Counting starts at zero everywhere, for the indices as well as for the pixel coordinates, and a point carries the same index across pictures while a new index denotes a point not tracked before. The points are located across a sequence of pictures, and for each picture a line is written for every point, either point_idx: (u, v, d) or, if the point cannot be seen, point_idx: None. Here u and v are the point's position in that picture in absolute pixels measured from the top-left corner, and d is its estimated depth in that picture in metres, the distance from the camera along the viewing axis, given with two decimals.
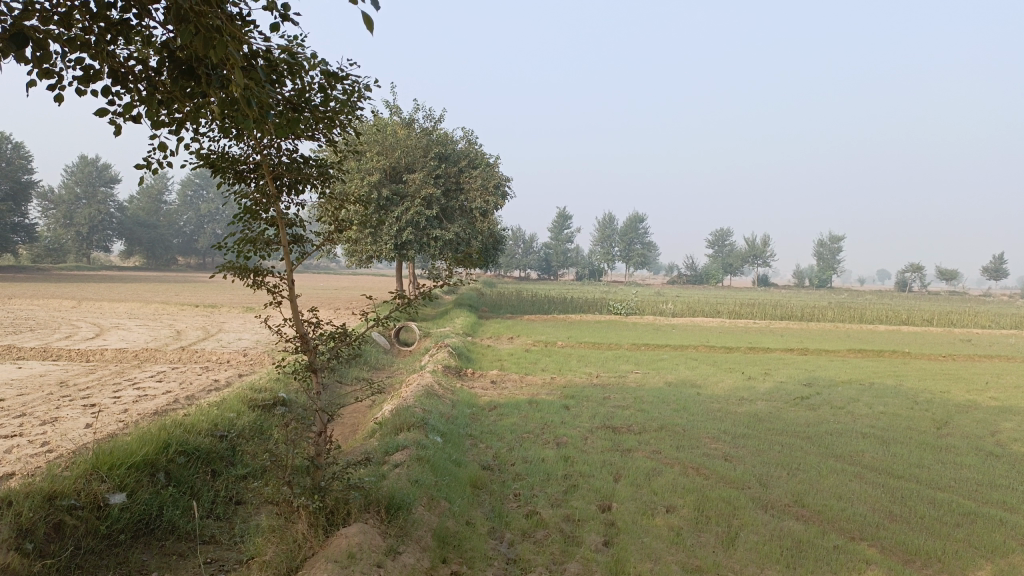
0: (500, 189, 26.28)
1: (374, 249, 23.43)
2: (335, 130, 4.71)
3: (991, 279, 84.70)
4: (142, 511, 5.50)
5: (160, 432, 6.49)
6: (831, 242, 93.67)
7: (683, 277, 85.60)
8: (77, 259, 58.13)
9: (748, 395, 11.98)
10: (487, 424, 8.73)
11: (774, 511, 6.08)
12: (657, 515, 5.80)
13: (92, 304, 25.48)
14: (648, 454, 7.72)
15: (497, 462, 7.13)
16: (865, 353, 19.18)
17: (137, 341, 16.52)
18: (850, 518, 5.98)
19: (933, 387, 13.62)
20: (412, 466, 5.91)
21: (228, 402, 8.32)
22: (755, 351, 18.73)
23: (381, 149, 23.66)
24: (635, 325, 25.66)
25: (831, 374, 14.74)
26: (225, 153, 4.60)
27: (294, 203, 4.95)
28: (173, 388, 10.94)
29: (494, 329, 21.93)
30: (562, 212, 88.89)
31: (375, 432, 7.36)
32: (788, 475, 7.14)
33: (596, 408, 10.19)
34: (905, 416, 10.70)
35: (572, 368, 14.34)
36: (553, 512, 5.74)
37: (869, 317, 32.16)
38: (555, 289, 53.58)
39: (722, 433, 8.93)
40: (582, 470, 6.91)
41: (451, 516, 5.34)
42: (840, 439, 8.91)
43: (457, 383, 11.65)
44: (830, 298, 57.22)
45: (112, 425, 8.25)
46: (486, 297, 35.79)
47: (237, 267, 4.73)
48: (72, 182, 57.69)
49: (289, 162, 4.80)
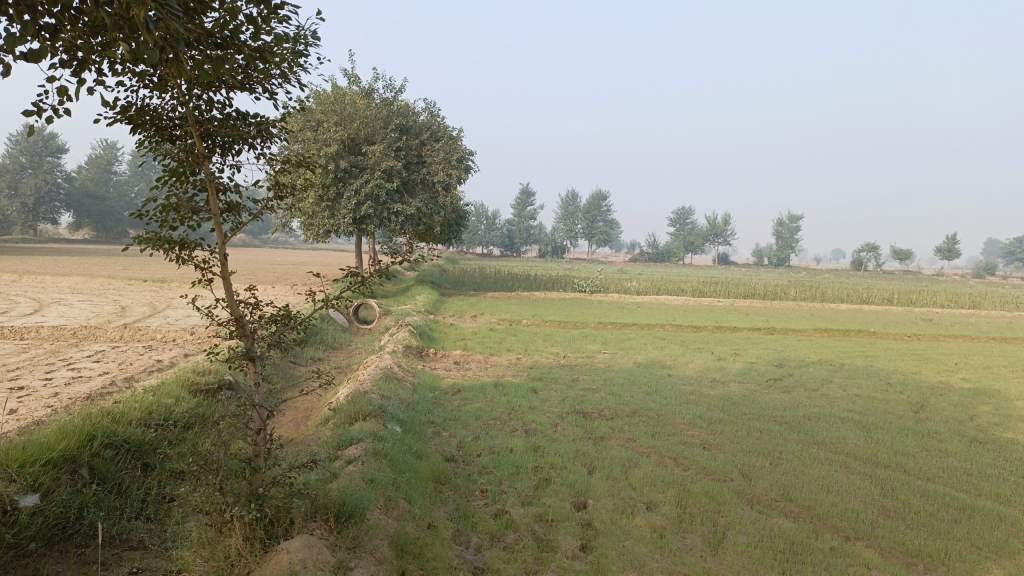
0: (463, 163, 25.64)
1: (332, 223, 22.60)
2: (275, 80, 4.08)
3: (944, 259, 86.46)
4: (59, 515, 4.83)
5: (84, 422, 5.80)
6: (790, 222, 94.50)
7: (645, 255, 85.91)
8: (22, 231, 55.66)
9: (720, 376, 11.59)
10: (450, 410, 8.16)
11: (761, 507, 5.63)
12: (637, 513, 5.30)
13: (33, 278, 24.21)
14: (623, 443, 7.23)
15: (461, 453, 6.58)
16: (831, 332, 19.03)
17: (77, 318, 15.54)
18: (842, 514, 5.58)
19: (904, 368, 13.43)
20: (368, 463, 5.33)
21: (166, 386, 7.61)
22: (722, 330, 18.44)
23: (339, 119, 22.69)
24: (599, 303, 25.24)
25: (801, 355, 14.44)
26: (144, 106, 3.91)
27: (229, 165, 4.31)
28: (111, 370, 10.14)
29: (457, 307, 21.33)
30: (525, 189, 88.69)
31: (327, 421, 6.75)
32: (772, 465, 6.72)
33: (565, 391, 9.68)
34: (881, 399, 10.41)
35: (538, 348, 13.84)
36: (523, 511, 5.21)
37: (830, 296, 32.27)
38: (518, 267, 53.22)
39: (698, 418, 8.50)
40: (553, 462, 6.39)
41: (410, 518, 4.77)
42: (820, 424, 8.54)
43: (418, 364, 11.05)
44: (792, 277, 57.56)
45: (38, 411, 7.48)
46: (448, 274, 35.20)
47: (159, 239, 4.06)
48: (16, 151, 55.35)
49: (221, 118, 4.14)
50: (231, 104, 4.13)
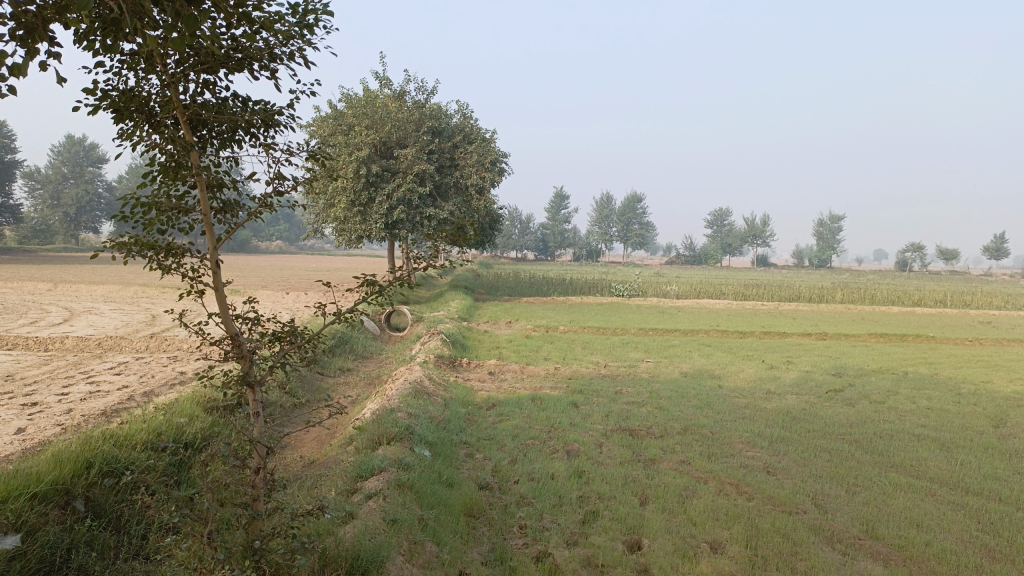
0: (497, 165, 25.09)
1: (364, 229, 22.13)
2: (277, 56, 3.47)
3: (992, 259, 83.65)
4: (44, 557, 4.26)
5: (82, 448, 5.26)
6: (830, 222, 92.34)
7: (681, 258, 84.41)
8: (64, 241, 56.21)
9: (774, 387, 10.75)
10: (485, 428, 7.50)
11: (844, 547, 4.87)
12: (701, 556, 4.59)
13: (68, 286, 24.13)
14: (675, 466, 6.51)
15: (497, 479, 5.92)
16: (887, 337, 17.98)
17: (106, 328, 15.15)
18: (939, 557, 4.80)
19: (973, 376, 12.44)
20: (392, 497, 4.70)
21: (180, 404, 7.06)
22: (770, 336, 17.56)
23: (371, 122, 22.24)
24: (639, 308, 24.40)
25: (860, 362, 13.49)
26: (125, 90, 3.33)
27: (227, 159, 3.69)
28: (131, 384, 9.67)
29: (491, 313, 20.69)
30: (559, 191, 87.99)
31: (352, 442, 6.17)
32: (848, 494, 5.95)
33: (608, 405, 8.95)
34: (954, 412, 9.51)
35: (576, 356, 13.17)
36: (569, 554, 4.53)
37: (879, 299, 30.95)
38: (552, 271, 52.47)
39: (756, 436, 7.71)
40: (600, 491, 5.69)
41: (438, 566, 4.13)
42: (892, 443, 7.70)
43: (451, 375, 10.43)
44: (836, 278, 55.83)
45: (47, 431, 6.96)
46: (483, 278, 34.64)
47: (142, 242, 3.45)
48: (59, 162, 56.34)
49: (216, 103, 3.55)
50: (227, 87, 3.55)
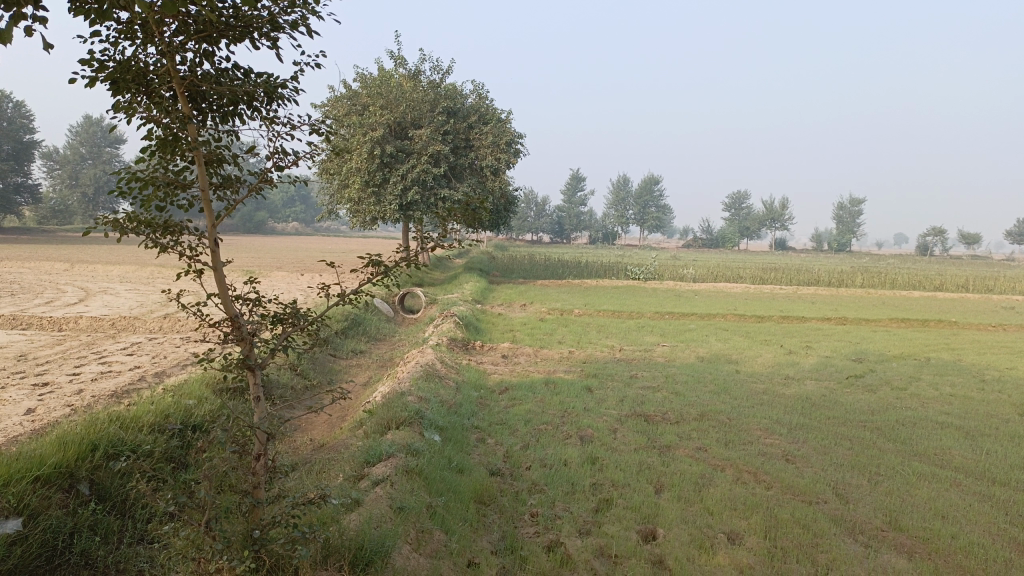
0: (513, 146, 24.84)
1: (378, 210, 21.98)
2: (279, 25, 3.31)
3: (1015, 244, 82.36)
4: (46, 541, 4.17)
5: (87, 430, 5.18)
6: (850, 205, 91.20)
7: (698, 240, 83.73)
8: (83, 221, 56.47)
9: (793, 372, 10.55)
10: (497, 413, 7.38)
11: (866, 539, 4.70)
12: (717, 547, 4.44)
13: (85, 266, 24.19)
14: (691, 453, 6.35)
15: (509, 465, 5.79)
16: (908, 322, 17.68)
17: (120, 308, 15.14)
18: (966, 550, 4.62)
19: (997, 362, 12.17)
20: (399, 484, 4.58)
21: (189, 385, 6.98)
22: (788, 320, 17.30)
23: (385, 102, 22.08)
24: (655, 291, 24.15)
25: (880, 348, 13.23)
26: (121, 60, 3.18)
27: (227, 133, 3.54)
28: (142, 365, 9.62)
29: (506, 296, 20.54)
30: (575, 173, 87.49)
31: (360, 427, 6.06)
32: (870, 484, 5.78)
33: (623, 390, 8.79)
34: (978, 399, 9.28)
35: (591, 339, 13.01)
36: (582, 544, 4.39)
37: (900, 283, 30.48)
38: (568, 254, 52.22)
39: (775, 423, 7.53)
40: (613, 478, 5.55)
41: (446, 556, 4.00)
42: (916, 431, 7.50)
43: (464, 358, 10.31)
44: (856, 262, 55.17)
45: (57, 411, 6.90)
46: (498, 261, 34.46)
47: (138, 218, 3.31)
48: (77, 142, 56.63)
49: (216, 74, 3.40)
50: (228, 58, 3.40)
